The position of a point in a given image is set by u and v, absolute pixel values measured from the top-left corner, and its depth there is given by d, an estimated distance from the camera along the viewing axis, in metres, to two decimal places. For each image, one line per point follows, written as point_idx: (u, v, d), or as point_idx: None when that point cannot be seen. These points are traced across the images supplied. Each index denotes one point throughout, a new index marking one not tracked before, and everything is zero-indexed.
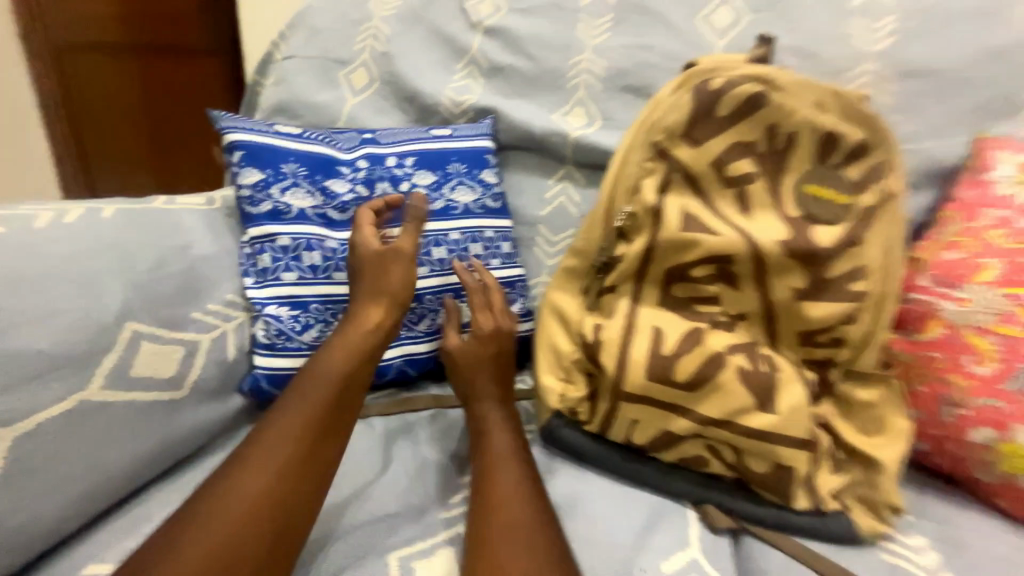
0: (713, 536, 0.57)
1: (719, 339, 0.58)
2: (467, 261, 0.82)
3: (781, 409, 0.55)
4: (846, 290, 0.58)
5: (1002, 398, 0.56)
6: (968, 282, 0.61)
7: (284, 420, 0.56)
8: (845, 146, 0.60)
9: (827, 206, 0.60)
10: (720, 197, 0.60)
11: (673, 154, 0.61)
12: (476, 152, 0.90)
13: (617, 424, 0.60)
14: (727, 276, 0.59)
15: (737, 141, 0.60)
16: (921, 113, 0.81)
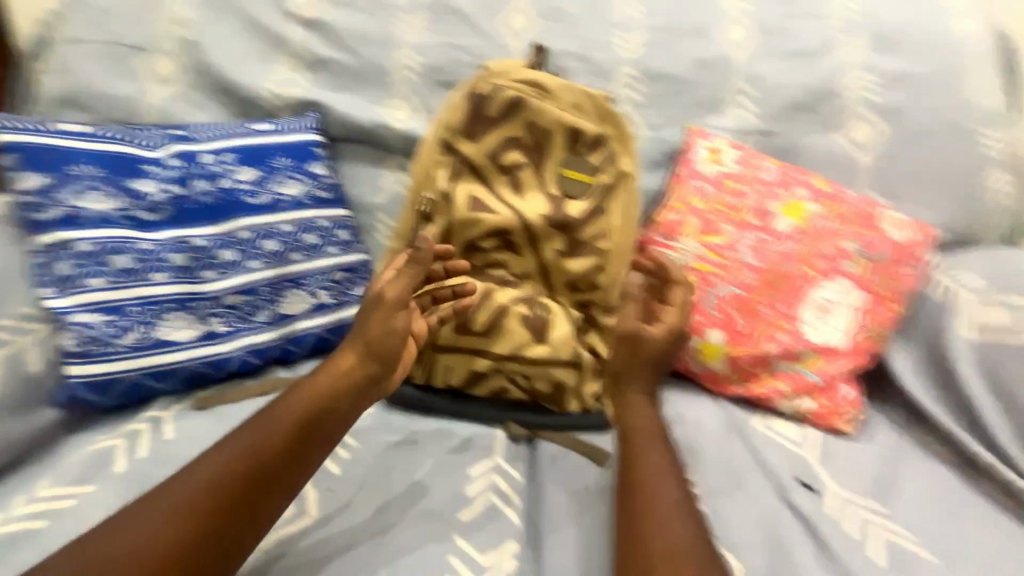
0: (514, 444, 0.74)
1: (505, 294, 0.74)
2: (301, 251, 0.87)
3: (551, 340, 0.74)
4: (594, 247, 0.79)
5: (699, 314, 0.84)
6: (681, 237, 0.87)
7: (228, 461, 0.57)
8: (588, 138, 0.80)
9: (578, 184, 0.79)
10: (498, 182, 0.76)
11: (458, 148, 0.75)
12: (302, 146, 0.94)
13: (437, 372, 0.74)
14: (509, 245, 0.75)
15: (508, 136, 0.76)
16: (664, 108, 1.07)
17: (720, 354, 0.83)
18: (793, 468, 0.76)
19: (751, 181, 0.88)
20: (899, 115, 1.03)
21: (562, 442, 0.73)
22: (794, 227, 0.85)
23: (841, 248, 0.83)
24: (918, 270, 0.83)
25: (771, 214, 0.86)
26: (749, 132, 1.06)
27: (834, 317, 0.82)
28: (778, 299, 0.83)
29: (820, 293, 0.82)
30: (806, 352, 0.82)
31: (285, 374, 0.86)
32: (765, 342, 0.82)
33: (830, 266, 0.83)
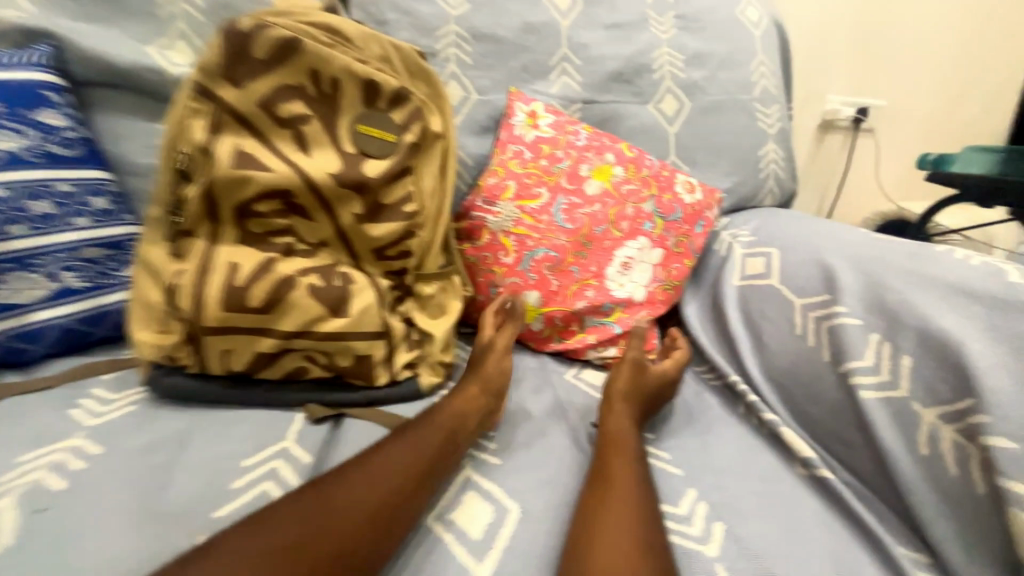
0: (315, 426, 0.67)
1: (291, 265, 0.66)
2: (27, 223, 0.68)
3: (352, 312, 0.68)
4: (401, 211, 0.74)
5: (517, 276, 0.85)
6: (500, 201, 0.87)
7: (376, 494, 0.53)
8: (386, 91, 0.73)
9: (378, 143, 0.73)
10: (276, 136, 0.66)
11: (216, 94, 0.64)
12: (21, 86, 0.71)
13: (212, 359, 0.63)
14: (295, 211, 0.67)
15: (284, 83, 0.67)
16: (492, 71, 1.04)
17: (537, 314, 0.86)
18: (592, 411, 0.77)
19: (564, 146, 0.90)
20: (698, 90, 1.14)
21: (368, 419, 0.69)
22: (602, 191, 0.88)
23: (641, 209, 0.89)
24: (704, 230, 0.93)
25: (582, 178, 0.88)
26: (573, 100, 1.09)
27: (636, 274, 0.88)
28: (588, 259, 0.87)
29: (624, 252, 0.87)
30: (610, 307, 0.86)
31: (10, 381, 0.68)
32: (577, 300, 0.85)
33: (632, 226, 0.88)
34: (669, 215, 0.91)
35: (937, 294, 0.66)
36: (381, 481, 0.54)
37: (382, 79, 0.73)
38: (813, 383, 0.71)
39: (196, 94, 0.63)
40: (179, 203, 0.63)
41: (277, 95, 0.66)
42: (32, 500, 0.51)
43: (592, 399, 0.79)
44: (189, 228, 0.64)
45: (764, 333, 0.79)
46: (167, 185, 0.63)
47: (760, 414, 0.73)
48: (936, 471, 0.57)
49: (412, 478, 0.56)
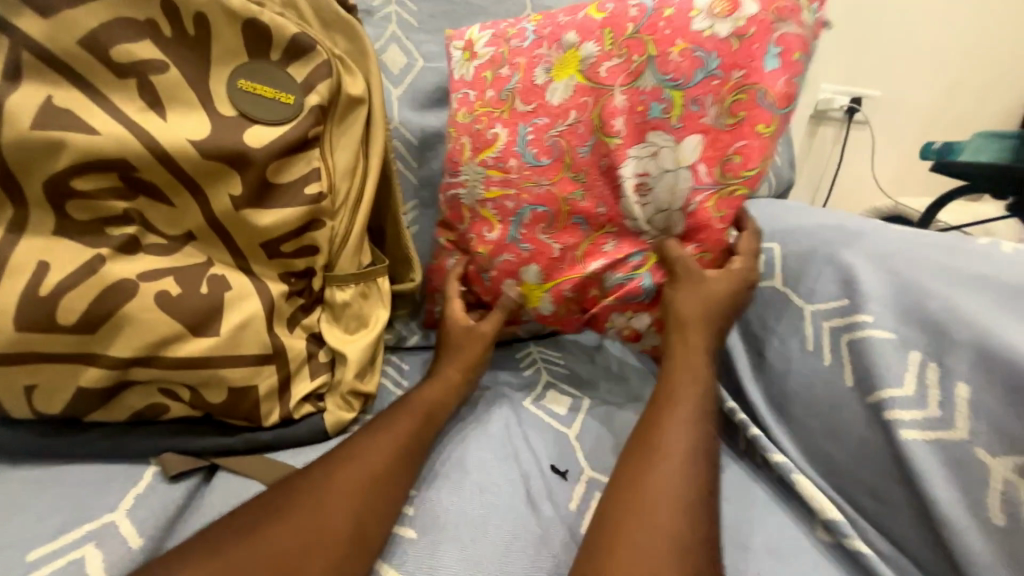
0: (168, 485, 0.50)
1: (130, 266, 0.49)
2: None
3: (223, 330, 0.52)
4: (301, 193, 0.57)
5: (507, 252, 0.68)
6: (462, 165, 0.70)
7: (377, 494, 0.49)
8: (279, 40, 0.58)
9: (266, 103, 0.56)
10: (111, 89, 0.50)
11: (16, 26, 0.47)
12: None
13: (8, 395, 0.46)
14: (140, 193, 0.51)
15: (123, 17, 0.50)
16: (441, 33, 0.87)
17: (542, 293, 0.68)
18: (553, 450, 0.60)
19: (509, 59, 0.69)
20: None
21: (244, 472, 0.52)
22: (572, 92, 0.65)
23: (638, 90, 0.62)
24: (780, 62, 0.59)
25: (541, 87, 0.66)
26: None
27: (659, 186, 0.62)
28: (588, 195, 0.65)
29: (634, 164, 0.63)
30: (640, 256, 0.65)
31: None
32: (589, 262, 0.66)
33: (633, 124, 0.62)
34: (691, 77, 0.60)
35: (990, 300, 0.52)
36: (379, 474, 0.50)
37: (270, 22, 0.57)
38: (835, 416, 0.56)
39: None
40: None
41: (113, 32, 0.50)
42: None
43: (552, 434, 0.62)
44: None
45: (767, 347, 0.64)
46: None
47: (766, 455, 0.58)
48: (1011, 547, 0.43)
49: (401, 460, 0.52)
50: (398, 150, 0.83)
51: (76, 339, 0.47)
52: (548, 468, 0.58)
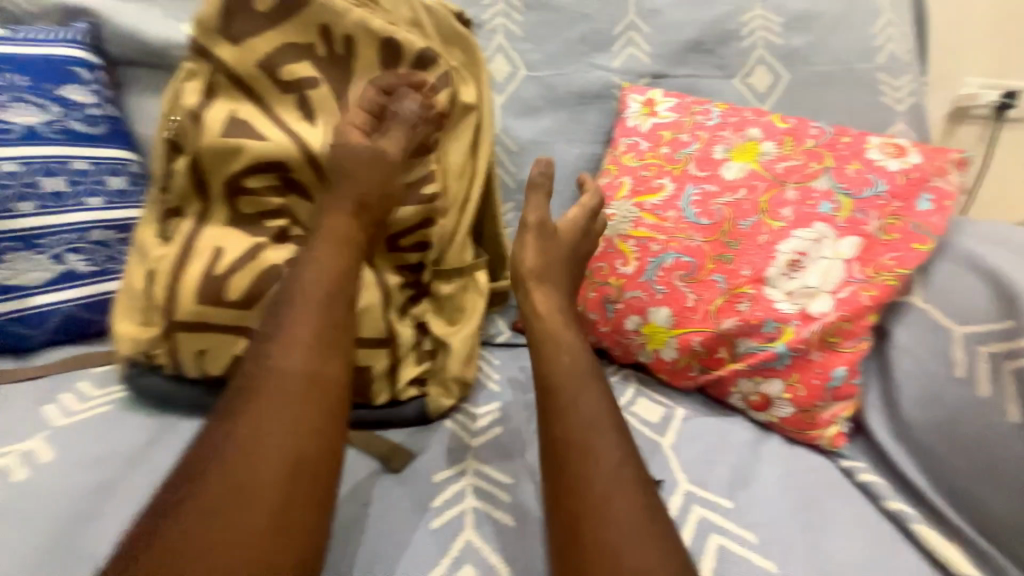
0: None
1: (280, 253, 0.57)
2: (36, 200, 0.66)
3: None
4: (417, 192, 0.62)
5: (639, 290, 0.70)
6: (613, 201, 0.75)
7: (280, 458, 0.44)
8: (408, 54, 0.63)
9: (394, 113, 0.62)
10: (277, 102, 0.59)
11: (216, 54, 0.58)
12: (49, 63, 0.71)
13: (186, 357, 0.56)
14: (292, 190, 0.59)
15: (290, 42, 0.60)
16: (543, 42, 0.91)
17: (667, 338, 0.68)
18: (646, 457, 0.58)
19: (690, 128, 0.76)
20: (799, 59, 0.92)
21: (356, 444, 0.57)
22: (746, 174, 0.70)
23: (810, 188, 0.67)
24: (933, 207, 0.63)
25: (717, 161, 0.72)
26: (639, 74, 0.91)
27: (811, 273, 0.63)
28: (735, 263, 0.67)
29: (789, 246, 0.65)
30: (775, 325, 0.63)
31: (10, 367, 0.65)
32: (722, 319, 0.65)
33: (801, 212, 0.66)
34: (861, 191, 0.65)
35: None
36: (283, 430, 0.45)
37: (402, 39, 0.63)
38: (990, 456, 0.50)
39: (196, 57, 0.58)
40: (174, 178, 0.58)
41: (283, 56, 0.59)
42: None
43: (645, 441, 0.60)
44: (183, 203, 0.59)
45: (899, 368, 0.58)
46: (169, 160, 0.59)
47: (882, 500, 0.54)
48: None
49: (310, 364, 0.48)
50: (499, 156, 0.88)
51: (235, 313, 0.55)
52: None
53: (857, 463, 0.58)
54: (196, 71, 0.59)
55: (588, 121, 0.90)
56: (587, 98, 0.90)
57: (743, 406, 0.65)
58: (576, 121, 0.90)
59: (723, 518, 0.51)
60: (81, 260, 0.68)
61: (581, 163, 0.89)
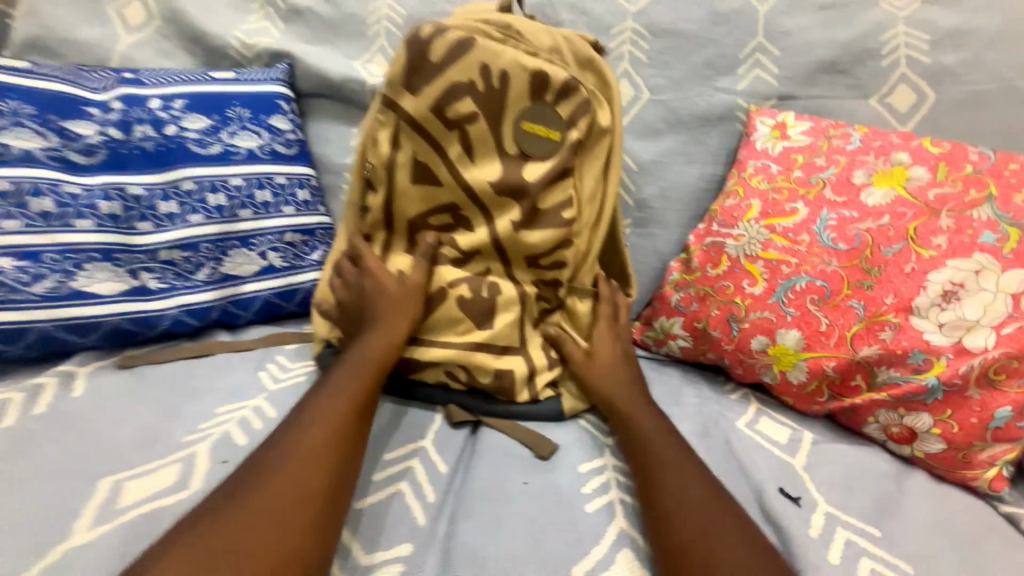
0: (451, 428, 0.64)
1: (447, 272, 0.68)
2: (251, 208, 0.81)
3: (498, 325, 0.67)
4: (557, 217, 0.69)
5: (767, 310, 0.71)
6: (741, 222, 0.77)
7: (328, 429, 0.54)
8: (554, 85, 0.69)
9: (541, 142, 0.69)
10: (446, 140, 0.68)
11: (398, 104, 0.68)
12: (264, 97, 0.88)
13: None
14: (457, 221, 0.70)
15: (456, 83, 0.67)
16: (667, 67, 0.94)
17: (797, 360, 0.69)
18: (782, 475, 0.58)
19: (827, 151, 0.75)
20: (950, 77, 0.86)
21: (504, 434, 0.64)
22: (891, 200, 0.69)
23: (969, 217, 0.64)
24: None
25: (858, 186, 0.71)
26: (765, 96, 0.92)
27: (969, 306, 0.61)
28: (876, 290, 0.66)
29: (941, 276, 0.63)
30: (924, 357, 0.61)
31: (226, 339, 0.79)
32: (860, 346, 0.65)
33: (957, 242, 0.63)
34: None
35: None
36: (328, 415, 0.55)
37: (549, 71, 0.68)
38: None
39: (382, 105, 0.69)
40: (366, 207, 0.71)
41: (452, 100, 0.67)
42: (221, 451, 0.58)
43: (775, 459, 0.61)
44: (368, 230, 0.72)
45: None
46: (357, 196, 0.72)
47: None
48: None
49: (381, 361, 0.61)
50: None
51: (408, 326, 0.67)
52: (777, 490, 0.56)
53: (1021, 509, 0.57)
54: (380, 119, 0.69)
55: (709, 143, 0.92)
56: (710, 121, 0.92)
57: (881, 436, 0.64)
58: (697, 142, 0.92)
59: (873, 544, 0.51)
60: (278, 254, 0.83)
61: (701, 184, 0.91)
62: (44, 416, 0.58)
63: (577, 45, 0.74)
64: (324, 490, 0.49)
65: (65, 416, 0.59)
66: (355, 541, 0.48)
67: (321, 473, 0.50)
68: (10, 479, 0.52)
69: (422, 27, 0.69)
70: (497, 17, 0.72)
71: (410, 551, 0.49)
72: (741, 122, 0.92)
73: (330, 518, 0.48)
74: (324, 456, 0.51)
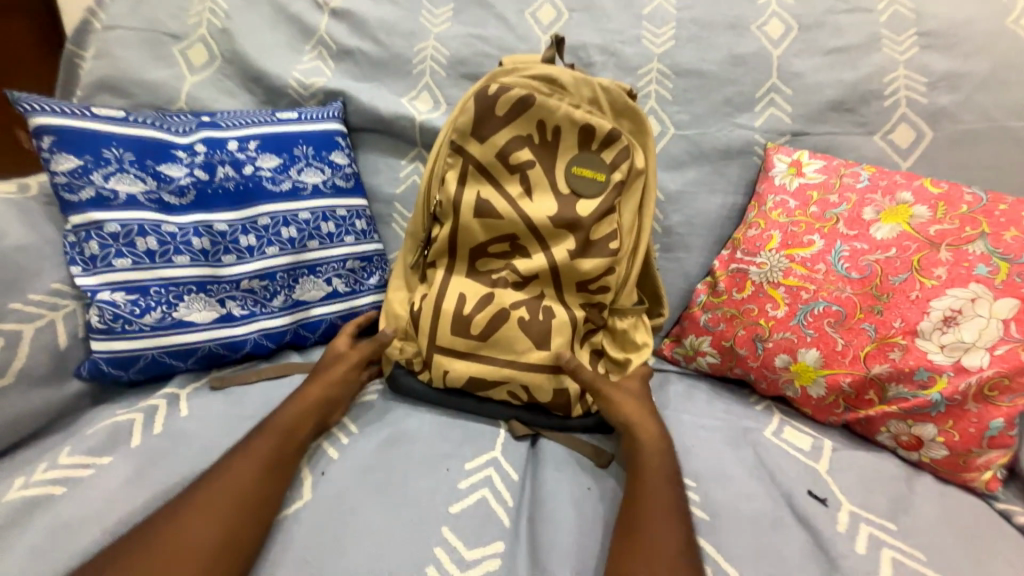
0: (515, 440, 0.73)
1: (508, 296, 0.75)
2: (319, 239, 0.87)
3: (554, 345, 0.74)
4: (605, 248, 0.77)
5: (789, 331, 0.80)
6: (763, 251, 0.86)
7: (277, 438, 0.62)
8: (600, 134, 0.78)
9: (589, 183, 0.78)
10: (508, 182, 0.77)
11: (466, 148, 0.78)
12: (325, 135, 0.94)
13: (434, 373, 0.74)
14: (515, 251, 0.77)
15: (516, 134, 0.77)
16: (692, 104, 1.02)
17: (816, 376, 0.78)
18: (808, 479, 0.67)
19: (840, 188, 0.85)
20: (946, 117, 0.96)
21: (563, 444, 0.72)
22: (897, 234, 0.78)
23: (965, 251, 0.73)
24: None
25: (867, 222, 0.81)
26: (781, 132, 1.00)
27: (967, 329, 0.70)
28: (886, 314, 0.75)
29: (943, 303, 0.72)
30: (928, 374, 0.70)
31: (296, 359, 0.85)
32: (872, 364, 0.74)
33: (956, 273, 0.73)
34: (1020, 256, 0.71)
35: None
36: (279, 427, 0.63)
37: (596, 123, 0.78)
38: None
39: (451, 150, 0.78)
40: (431, 237, 0.80)
41: (511, 147, 0.77)
42: (320, 464, 0.65)
43: (802, 464, 0.70)
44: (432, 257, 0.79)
45: None
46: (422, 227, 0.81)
47: None
48: None
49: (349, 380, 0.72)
50: None
51: (473, 344, 0.73)
52: (805, 492, 0.65)
53: (1012, 506, 0.67)
54: (446, 161, 0.79)
55: (730, 174, 1.00)
56: (731, 154, 1.00)
57: (893, 444, 0.73)
58: (719, 173, 1.01)
59: (890, 535, 0.60)
60: (341, 277, 0.89)
61: (723, 212, 1.00)
62: (159, 437, 0.65)
63: (615, 92, 0.81)
64: (256, 492, 0.56)
65: (175, 436, 0.66)
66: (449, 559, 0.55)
67: (257, 478, 0.57)
68: (148, 495, 0.58)
69: (487, 82, 0.79)
70: (549, 70, 0.79)
71: (501, 549, 0.57)
72: (759, 155, 1.00)
73: (253, 520, 0.55)
74: (273, 461, 0.59)
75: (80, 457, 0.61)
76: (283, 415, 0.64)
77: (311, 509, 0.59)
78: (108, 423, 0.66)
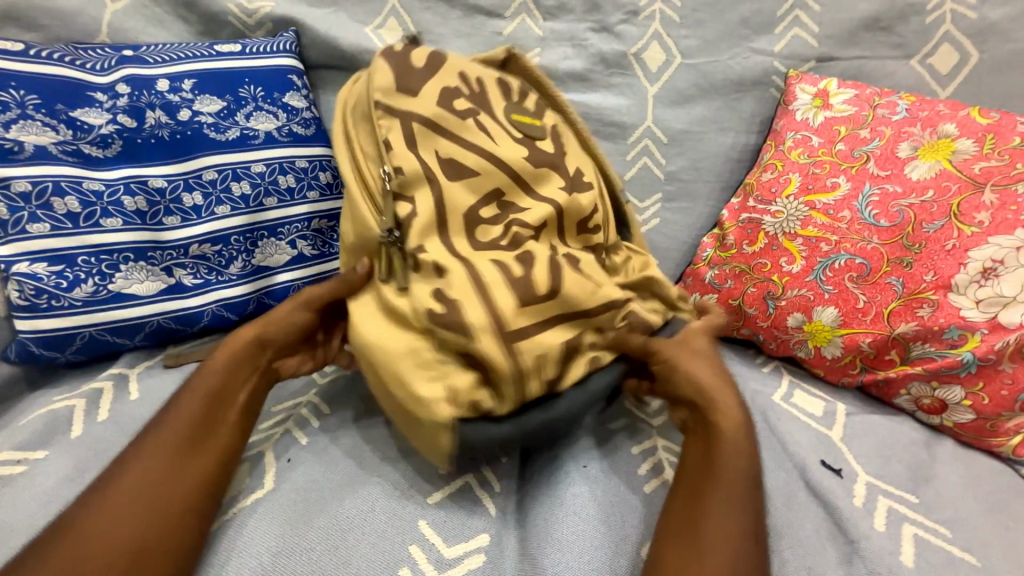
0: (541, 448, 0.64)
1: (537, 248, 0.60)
2: (276, 195, 0.76)
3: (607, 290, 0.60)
4: (584, 183, 0.68)
5: (806, 288, 0.72)
6: (779, 198, 0.77)
7: (200, 411, 0.52)
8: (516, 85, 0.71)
9: (535, 126, 0.69)
10: (468, 133, 0.64)
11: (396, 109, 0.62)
12: (276, 72, 0.80)
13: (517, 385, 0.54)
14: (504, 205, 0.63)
15: (447, 87, 0.65)
16: (703, 26, 0.87)
17: (832, 337, 0.70)
18: (821, 449, 0.62)
19: (872, 122, 0.74)
20: (996, 34, 0.82)
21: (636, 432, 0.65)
22: (935, 174, 0.68)
23: (1013, 192, 0.64)
24: None
25: (903, 160, 0.71)
26: (804, 58, 0.87)
27: (1008, 282, 0.62)
28: (916, 267, 0.66)
29: (982, 253, 0.64)
30: (959, 333, 0.63)
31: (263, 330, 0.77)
32: (896, 322, 0.67)
33: (1002, 218, 0.64)
34: None
35: None
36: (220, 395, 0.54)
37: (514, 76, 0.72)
38: None
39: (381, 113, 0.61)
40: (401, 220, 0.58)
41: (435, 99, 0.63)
42: (286, 450, 0.59)
43: (814, 432, 0.65)
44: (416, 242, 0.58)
45: None
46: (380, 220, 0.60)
47: None
48: None
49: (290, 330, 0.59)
50: (648, 148, 0.88)
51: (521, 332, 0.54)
52: (819, 464, 0.60)
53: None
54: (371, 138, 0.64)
55: (743, 110, 0.88)
56: (744, 86, 0.87)
57: (912, 407, 0.68)
58: (731, 109, 0.88)
59: (913, 510, 0.56)
60: (308, 238, 0.78)
61: (733, 154, 0.89)
62: (103, 426, 0.59)
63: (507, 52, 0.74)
64: (184, 475, 0.49)
65: (121, 424, 0.59)
66: (424, 556, 0.50)
67: (171, 463, 0.49)
68: None
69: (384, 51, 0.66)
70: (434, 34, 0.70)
71: (486, 542, 0.53)
72: (777, 87, 0.88)
73: (179, 507, 0.47)
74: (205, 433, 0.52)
75: (8, 453, 0.55)
76: (210, 377, 0.55)
77: (269, 508, 0.53)
78: (43, 411, 0.59)
